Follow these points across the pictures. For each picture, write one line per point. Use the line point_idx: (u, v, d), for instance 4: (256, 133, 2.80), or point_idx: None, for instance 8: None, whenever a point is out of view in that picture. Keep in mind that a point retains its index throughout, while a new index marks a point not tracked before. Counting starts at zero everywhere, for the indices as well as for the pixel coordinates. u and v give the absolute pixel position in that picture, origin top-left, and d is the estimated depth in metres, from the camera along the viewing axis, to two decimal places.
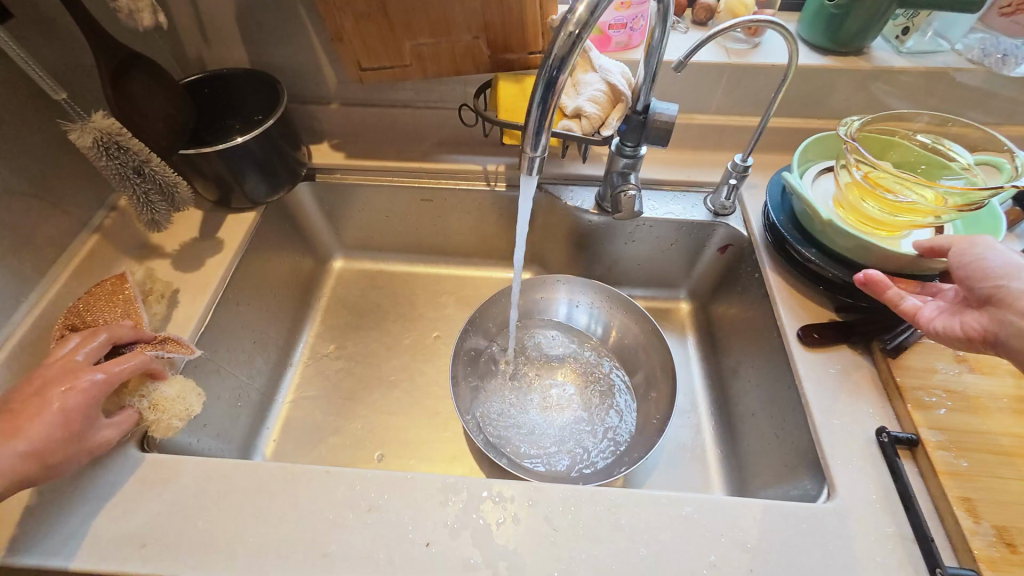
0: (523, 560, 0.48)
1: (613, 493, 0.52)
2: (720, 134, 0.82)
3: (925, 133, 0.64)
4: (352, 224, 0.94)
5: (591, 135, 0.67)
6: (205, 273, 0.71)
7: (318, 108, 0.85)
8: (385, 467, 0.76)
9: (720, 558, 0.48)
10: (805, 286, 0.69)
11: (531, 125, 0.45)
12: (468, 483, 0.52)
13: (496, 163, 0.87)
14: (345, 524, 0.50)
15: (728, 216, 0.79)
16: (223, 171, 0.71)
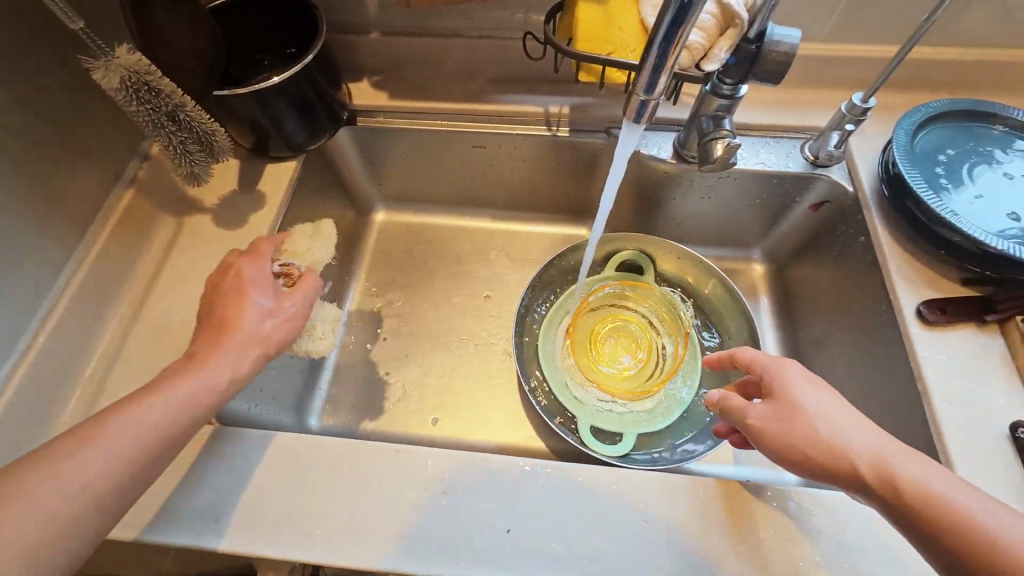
0: (611, 552, 0.45)
1: (708, 484, 0.48)
2: (828, 69, 0.69)
3: (619, 284, 0.74)
4: (395, 174, 0.86)
5: (688, 70, 0.56)
6: (248, 230, 0.66)
7: (356, 39, 0.75)
8: (440, 433, 0.74)
9: (823, 556, 0.45)
10: (923, 252, 0.60)
11: (648, 61, 0.37)
12: (548, 468, 0.49)
13: (559, 104, 0.76)
14: (422, 507, 0.47)
15: (830, 168, 0.68)
16: (259, 113, 0.64)
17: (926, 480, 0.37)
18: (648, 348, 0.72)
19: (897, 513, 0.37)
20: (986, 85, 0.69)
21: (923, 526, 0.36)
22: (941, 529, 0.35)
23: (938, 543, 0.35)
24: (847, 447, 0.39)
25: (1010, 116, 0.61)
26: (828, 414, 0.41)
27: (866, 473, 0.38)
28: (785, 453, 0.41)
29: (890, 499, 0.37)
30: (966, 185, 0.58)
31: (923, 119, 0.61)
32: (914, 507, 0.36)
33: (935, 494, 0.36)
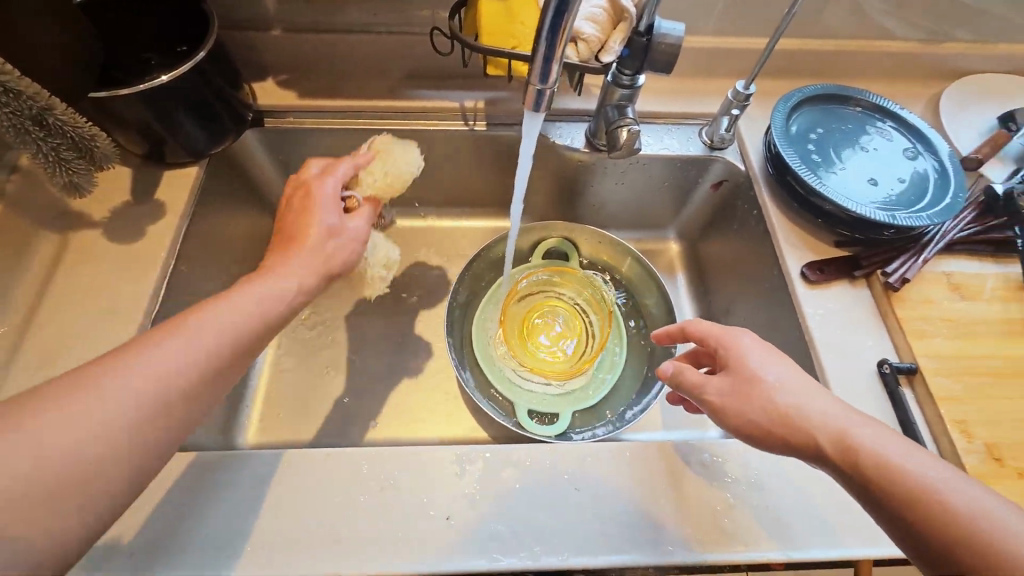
0: (547, 523, 0.47)
1: (634, 447, 0.52)
2: (715, 59, 0.76)
3: (544, 271, 0.77)
4: None
5: (589, 62, 0.59)
6: (146, 243, 0.61)
7: (254, 36, 0.72)
8: (381, 435, 0.73)
9: (737, 499, 0.49)
10: (804, 220, 0.67)
11: (540, 52, 0.38)
12: (484, 453, 0.50)
13: (473, 99, 0.77)
14: (359, 508, 0.47)
15: (724, 150, 0.74)
16: (149, 117, 0.59)
17: (872, 442, 0.40)
18: (578, 331, 0.75)
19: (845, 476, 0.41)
20: (846, 72, 0.78)
21: (866, 486, 0.40)
22: (881, 485, 0.39)
23: (878, 498, 0.39)
24: (799, 415, 0.43)
25: (863, 97, 0.70)
26: (785, 385, 0.44)
27: (815, 439, 0.42)
28: (742, 426, 0.44)
29: (836, 463, 0.41)
30: (833, 160, 0.66)
31: (796, 103, 0.69)
32: (866, 471, 0.40)
33: (879, 456, 0.40)
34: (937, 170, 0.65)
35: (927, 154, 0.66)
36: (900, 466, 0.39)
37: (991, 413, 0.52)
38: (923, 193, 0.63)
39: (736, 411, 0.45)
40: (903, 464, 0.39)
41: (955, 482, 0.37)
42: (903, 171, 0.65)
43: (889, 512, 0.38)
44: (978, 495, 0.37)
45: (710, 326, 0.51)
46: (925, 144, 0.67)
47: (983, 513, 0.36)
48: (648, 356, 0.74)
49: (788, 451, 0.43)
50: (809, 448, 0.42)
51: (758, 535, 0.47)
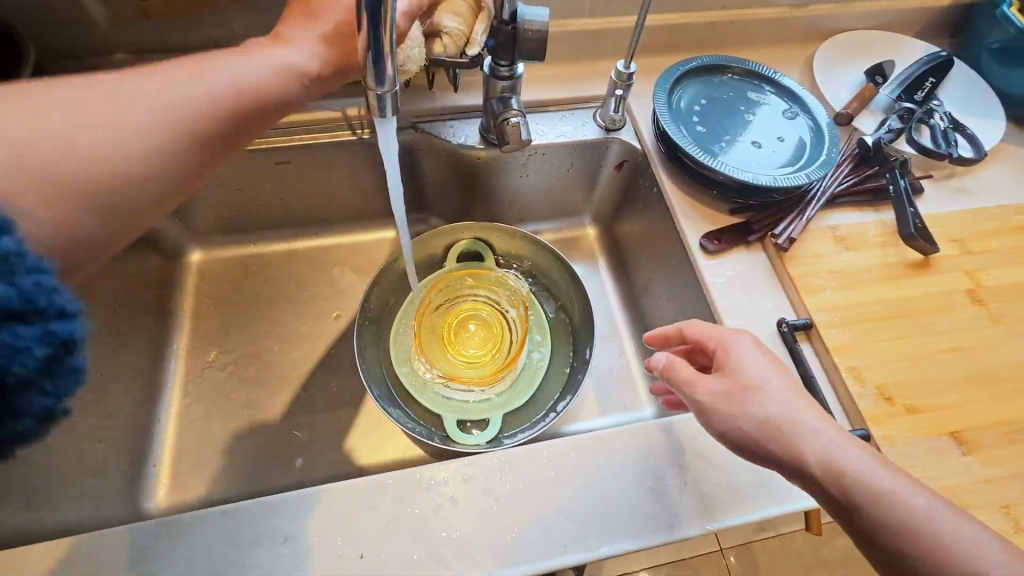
0: (467, 541, 0.45)
1: (554, 445, 0.50)
2: (598, 41, 0.76)
3: (457, 276, 0.74)
4: (198, 206, 0.76)
5: (457, 56, 0.57)
6: None
7: (97, 63, 0.65)
8: (307, 472, 0.69)
9: (656, 481, 0.49)
10: (700, 191, 0.68)
11: (367, 51, 0.35)
12: (394, 478, 0.47)
13: (359, 106, 0.74)
14: (260, 564, 0.44)
15: (619, 131, 0.74)
16: None
17: (854, 462, 0.42)
18: (500, 331, 0.73)
19: (813, 485, 0.42)
20: (726, 41, 0.80)
21: (837, 493, 0.41)
22: (851, 495, 0.41)
23: (844, 509, 0.42)
24: (789, 422, 0.43)
25: (737, 65, 0.72)
26: (783, 400, 0.44)
27: (801, 447, 0.42)
28: (728, 433, 0.44)
29: (812, 476, 0.42)
30: (717, 130, 0.67)
31: (677, 77, 0.69)
32: (856, 498, 0.41)
33: (858, 477, 0.41)
34: (812, 127, 0.68)
35: (801, 113, 0.69)
36: (876, 483, 0.41)
37: (879, 356, 0.55)
38: (802, 152, 0.66)
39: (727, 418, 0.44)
40: (878, 480, 0.41)
41: (918, 495, 0.41)
42: (782, 133, 0.67)
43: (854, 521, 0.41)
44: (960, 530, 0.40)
45: (700, 325, 0.50)
46: (798, 104, 0.69)
47: (937, 523, 0.40)
48: (574, 346, 0.73)
49: (771, 459, 0.43)
50: (794, 458, 0.42)
51: (681, 514, 0.48)
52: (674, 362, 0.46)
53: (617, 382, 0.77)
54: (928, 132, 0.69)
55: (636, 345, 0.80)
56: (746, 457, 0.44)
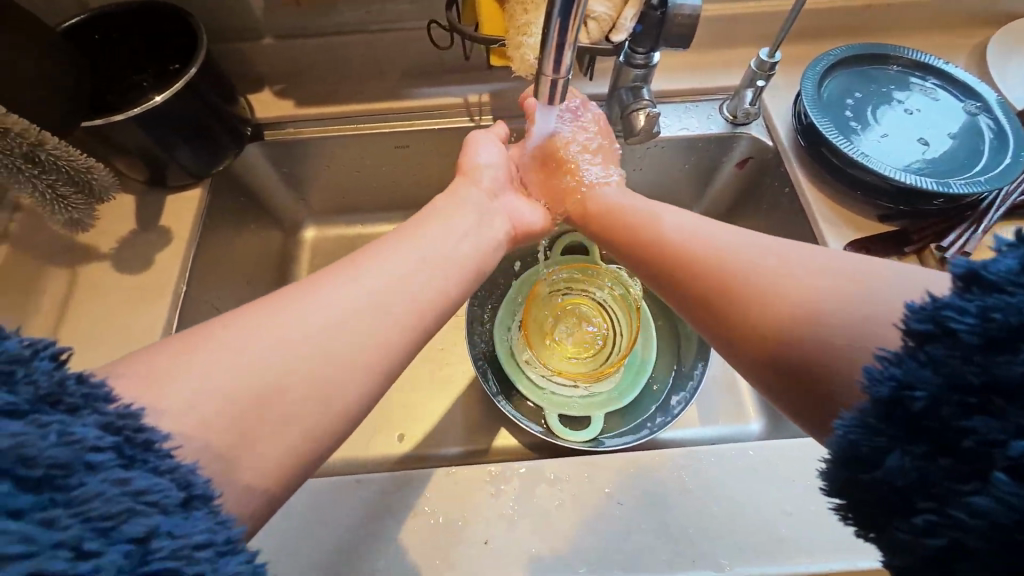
0: (590, 543, 0.44)
1: (680, 454, 0.48)
2: (731, 27, 0.71)
3: (565, 269, 0.74)
4: (318, 186, 0.80)
5: (599, 43, 0.55)
6: (153, 273, 0.60)
7: (247, 47, 0.69)
8: (408, 449, 0.70)
9: (793, 506, 0.46)
10: (843, 195, 0.62)
11: (553, 35, 0.34)
12: (519, 469, 0.48)
13: (477, 92, 0.74)
14: (390, 536, 0.45)
15: (748, 125, 0.69)
16: (149, 144, 0.58)
17: (829, 282, 0.37)
18: (604, 328, 0.72)
19: (739, 329, 0.39)
20: (878, 28, 0.72)
21: (769, 332, 0.37)
22: (789, 325, 0.36)
23: (784, 345, 0.36)
24: (737, 268, 0.41)
25: (903, 55, 0.64)
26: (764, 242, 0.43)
27: (743, 280, 0.40)
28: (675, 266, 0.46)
29: (756, 308, 0.38)
30: (872, 126, 0.61)
31: (826, 67, 0.63)
32: (803, 307, 0.36)
33: (801, 294, 0.37)
34: (991, 129, 0.59)
35: (978, 112, 0.60)
36: (818, 307, 0.35)
37: None
38: (976, 156, 0.58)
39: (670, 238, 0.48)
40: (840, 307, 0.35)
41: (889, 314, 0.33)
42: (953, 133, 0.60)
43: (778, 358, 0.36)
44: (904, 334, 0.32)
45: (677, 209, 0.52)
46: (975, 102, 0.61)
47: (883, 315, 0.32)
48: (682, 352, 0.71)
49: (714, 298, 0.42)
50: (735, 291, 0.40)
51: (823, 546, 0.44)
52: (640, 217, 0.53)
53: (721, 392, 0.73)
54: None
55: None
56: (696, 317, 0.44)
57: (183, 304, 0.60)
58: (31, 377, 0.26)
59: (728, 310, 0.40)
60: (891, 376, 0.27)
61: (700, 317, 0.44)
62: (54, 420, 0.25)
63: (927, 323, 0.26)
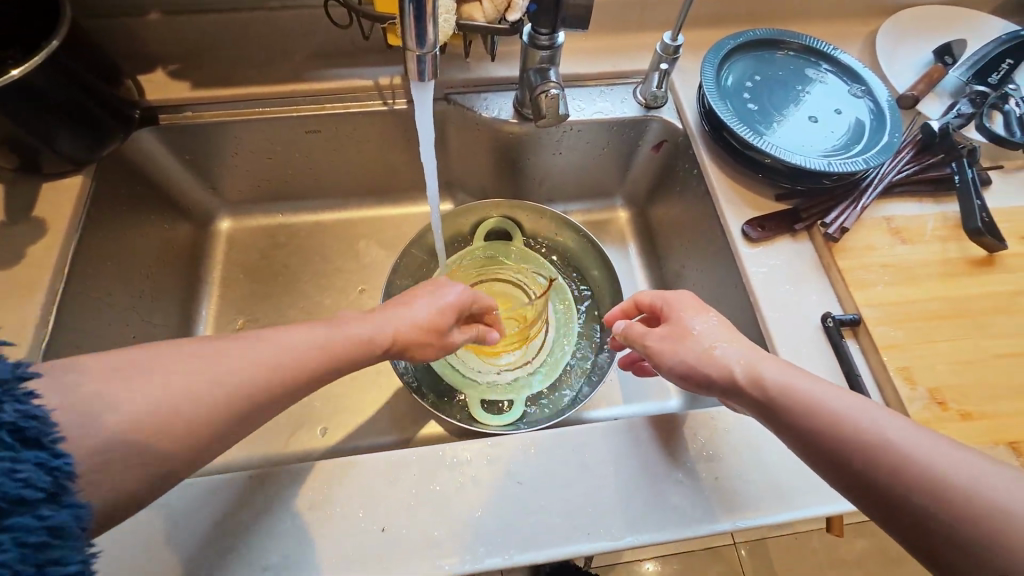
0: (487, 522, 0.45)
1: (580, 431, 0.49)
2: (642, 11, 0.72)
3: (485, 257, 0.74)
4: (226, 174, 0.76)
5: (497, 23, 0.54)
6: (26, 268, 0.55)
7: (131, 22, 0.64)
8: (329, 443, 0.69)
9: (686, 473, 0.48)
10: (744, 175, 0.65)
11: (408, 9, 0.33)
12: (419, 454, 0.47)
13: (390, 75, 0.71)
14: (284, 530, 0.44)
15: (659, 109, 0.71)
16: (12, 127, 0.53)
17: (874, 421, 0.38)
18: (524, 311, 0.72)
19: (916, 525, 0.34)
20: (782, 14, 0.75)
21: (937, 515, 0.34)
22: (972, 525, 0.32)
23: (963, 537, 0.33)
24: (888, 446, 0.36)
25: (794, 40, 0.67)
26: (773, 364, 0.43)
27: (902, 464, 0.35)
28: (808, 434, 0.40)
29: (928, 509, 0.34)
30: (767, 109, 0.63)
31: (727, 51, 0.65)
32: (862, 451, 0.37)
33: (963, 474, 0.34)
34: (874, 111, 0.63)
35: (862, 95, 0.64)
36: (1001, 504, 0.32)
37: (932, 357, 0.51)
38: (860, 137, 0.61)
39: (682, 367, 0.46)
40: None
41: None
42: (840, 115, 0.63)
43: (957, 549, 0.33)
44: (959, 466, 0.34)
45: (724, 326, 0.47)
46: (859, 85, 0.64)
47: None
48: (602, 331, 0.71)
49: (867, 489, 0.37)
50: (900, 481, 0.35)
51: (711, 509, 0.46)
52: (723, 372, 0.44)
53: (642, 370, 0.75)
54: (1001, 118, 0.63)
55: None
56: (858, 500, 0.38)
57: (61, 301, 0.56)
58: None
59: (898, 516, 0.35)
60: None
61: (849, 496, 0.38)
62: None
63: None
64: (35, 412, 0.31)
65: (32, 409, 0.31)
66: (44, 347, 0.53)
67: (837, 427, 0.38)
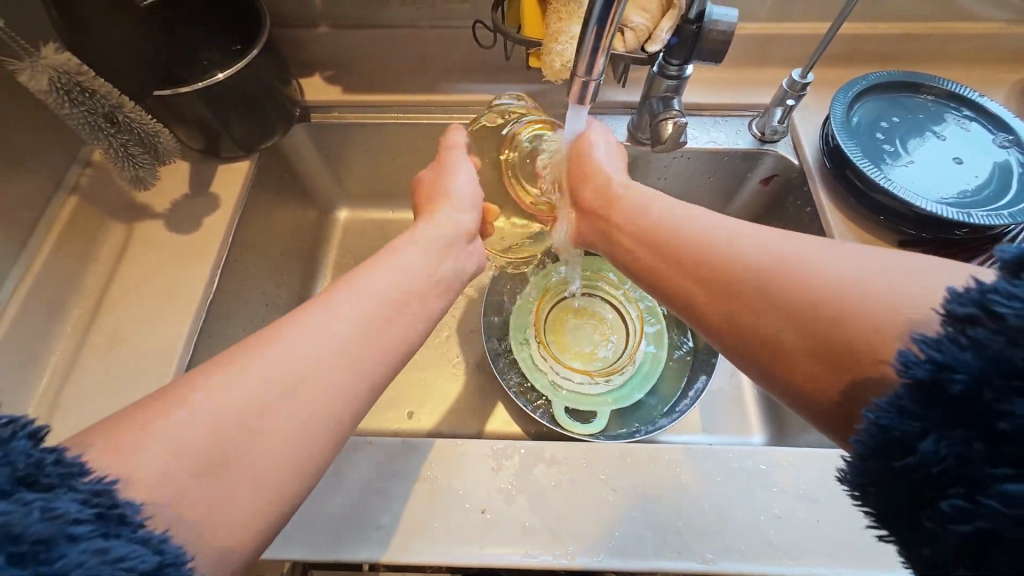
0: (582, 521, 0.47)
1: (675, 453, 0.50)
2: (768, 47, 0.73)
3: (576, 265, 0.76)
4: (355, 170, 0.84)
5: (635, 52, 0.57)
6: (202, 235, 0.65)
7: (304, 34, 0.74)
8: (416, 426, 0.73)
9: (784, 510, 0.47)
10: (865, 217, 0.63)
11: (588, 40, 0.37)
12: (519, 448, 0.50)
13: (515, 93, 0.77)
14: (395, 496, 0.48)
15: (776, 143, 0.70)
16: (206, 115, 0.63)
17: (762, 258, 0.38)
18: (614, 325, 0.74)
19: (751, 325, 0.38)
20: (918, 57, 0.73)
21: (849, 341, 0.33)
22: (823, 310, 0.34)
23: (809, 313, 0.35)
24: (734, 248, 0.40)
25: (934, 85, 0.65)
26: (684, 213, 0.45)
27: (781, 288, 0.37)
28: (672, 256, 0.43)
29: (788, 296, 0.36)
30: (898, 152, 0.62)
31: (859, 91, 0.64)
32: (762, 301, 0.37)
33: (863, 292, 0.33)
34: (1021, 164, 0.59)
35: (1008, 146, 0.61)
36: (831, 287, 0.35)
37: None
38: (1004, 190, 0.58)
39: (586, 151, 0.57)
40: (860, 270, 0.35)
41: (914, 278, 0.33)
42: (980, 165, 0.60)
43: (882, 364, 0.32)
44: (866, 286, 0.34)
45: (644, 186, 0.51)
46: (1007, 135, 0.61)
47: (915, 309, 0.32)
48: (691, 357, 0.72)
49: (724, 292, 0.39)
50: (736, 281, 0.39)
51: (810, 549, 0.45)
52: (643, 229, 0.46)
53: (725, 403, 0.74)
54: None
55: None
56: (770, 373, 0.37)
57: (223, 266, 0.65)
58: (12, 459, 0.27)
59: (754, 308, 0.37)
60: (930, 359, 0.26)
61: (724, 327, 0.39)
62: (36, 497, 0.27)
63: (972, 308, 0.25)
64: (93, 487, 0.28)
65: (85, 485, 0.28)
66: (208, 304, 0.62)
67: (734, 283, 0.39)
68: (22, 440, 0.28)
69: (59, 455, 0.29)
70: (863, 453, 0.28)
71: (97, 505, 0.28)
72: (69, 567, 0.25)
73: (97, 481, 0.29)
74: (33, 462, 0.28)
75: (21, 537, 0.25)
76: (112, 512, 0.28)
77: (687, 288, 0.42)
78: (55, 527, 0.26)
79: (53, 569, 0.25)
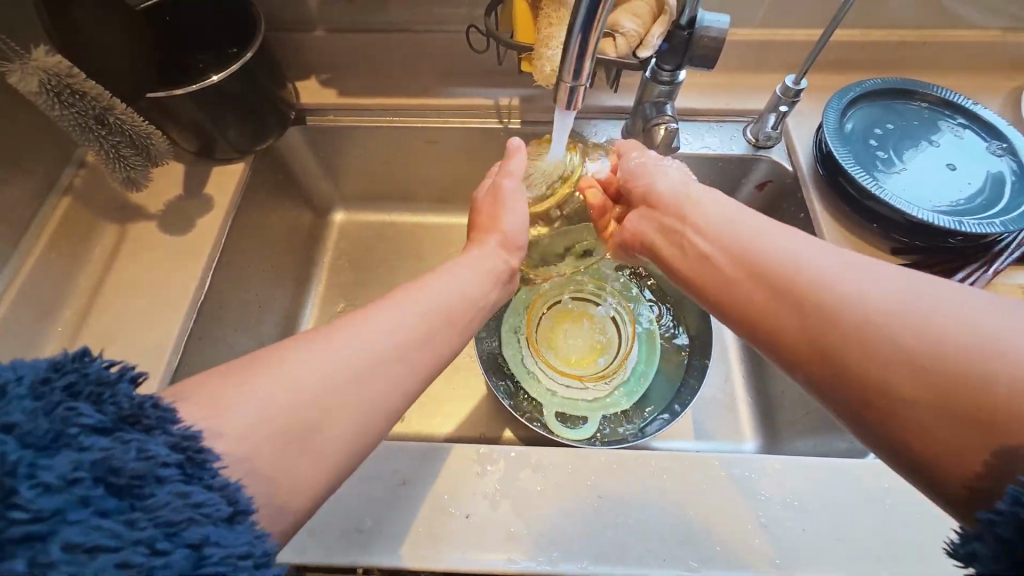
0: (566, 527, 0.46)
1: (661, 459, 0.50)
2: (762, 52, 0.73)
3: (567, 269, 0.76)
4: (350, 172, 0.85)
5: (627, 58, 0.56)
6: (194, 236, 0.65)
7: (299, 37, 0.75)
8: (406, 429, 0.73)
9: (770, 519, 0.47)
10: (858, 224, 0.62)
11: (572, 47, 0.37)
12: (504, 452, 0.50)
13: (509, 97, 0.77)
14: (379, 499, 0.48)
15: (770, 149, 0.70)
16: (202, 118, 0.63)
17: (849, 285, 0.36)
18: (606, 330, 0.74)
19: (842, 360, 0.34)
20: (914, 64, 0.73)
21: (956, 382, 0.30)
22: (919, 342, 0.31)
23: (909, 348, 0.32)
24: (825, 271, 0.37)
25: (929, 92, 0.65)
26: (759, 231, 0.43)
27: (873, 320, 0.33)
28: (751, 273, 0.41)
29: (889, 327, 0.33)
30: (891, 159, 0.61)
31: (852, 98, 0.64)
32: (850, 332, 0.34)
33: (966, 327, 0.30)
34: (1015, 171, 0.59)
35: (1003, 153, 0.60)
36: (930, 320, 0.32)
37: None
38: (997, 198, 0.58)
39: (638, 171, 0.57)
40: (961, 303, 0.32)
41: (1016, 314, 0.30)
42: (973, 172, 0.60)
43: (988, 409, 0.28)
44: (970, 322, 0.31)
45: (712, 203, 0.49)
46: (1001, 143, 0.61)
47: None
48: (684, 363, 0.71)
49: (806, 318, 0.37)
50: (824, 308, 0.36)
51: (795, 558, 0.45)
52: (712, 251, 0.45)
53: (718, 409, 0.74)
54: None
55: (744, 374, 0.76)
56: (858, 413, 0.34)
57: (215, 267, 0.65)
58: (117, 399, 0.28)
59: (840, 338, 0.34)
60: None
61: (809, 359, 0.36)
62: (133, 437, 0.27)
63: None
64: (184, 431, 0.29)
65: (177, 430, 0.29)
66: (199, 305, 0.62)
67: (818, 312, 0.36)
68: (126, 385, 0.29)
69: (157, 401, 0.30)
70: (1008, 535, 0.25)
71: (184, 449, 0.29)
72: (159, 506, 0.26)
73: (188, 428, 0.29)
74: (136, 404, 0.28)
75: (120, 472, 0.26)
76: (197, 456, 0.29)
77: (772, 316, 0.39)
78: (149, 467, 0.27)
79: (142, 506, 0.26)
